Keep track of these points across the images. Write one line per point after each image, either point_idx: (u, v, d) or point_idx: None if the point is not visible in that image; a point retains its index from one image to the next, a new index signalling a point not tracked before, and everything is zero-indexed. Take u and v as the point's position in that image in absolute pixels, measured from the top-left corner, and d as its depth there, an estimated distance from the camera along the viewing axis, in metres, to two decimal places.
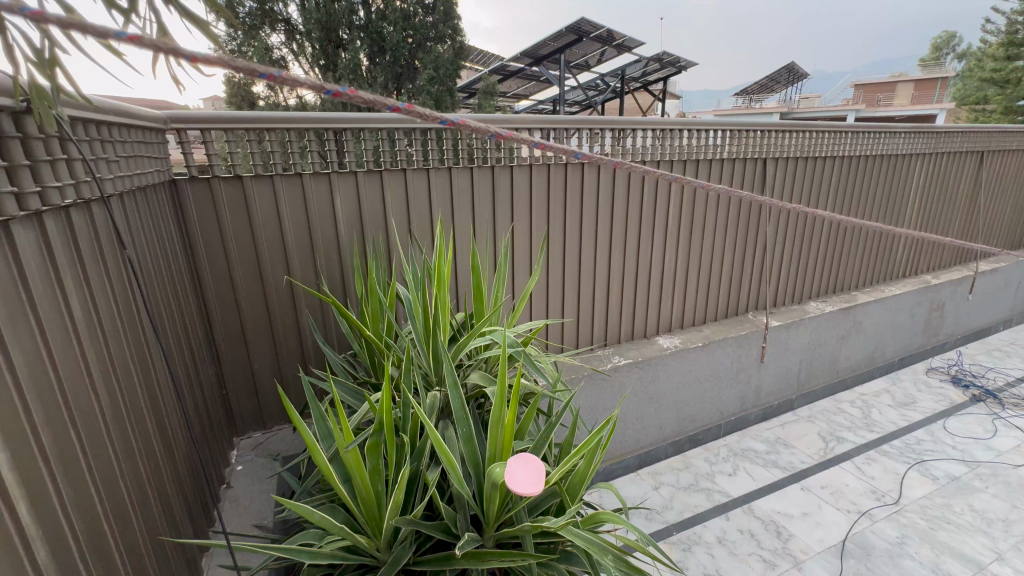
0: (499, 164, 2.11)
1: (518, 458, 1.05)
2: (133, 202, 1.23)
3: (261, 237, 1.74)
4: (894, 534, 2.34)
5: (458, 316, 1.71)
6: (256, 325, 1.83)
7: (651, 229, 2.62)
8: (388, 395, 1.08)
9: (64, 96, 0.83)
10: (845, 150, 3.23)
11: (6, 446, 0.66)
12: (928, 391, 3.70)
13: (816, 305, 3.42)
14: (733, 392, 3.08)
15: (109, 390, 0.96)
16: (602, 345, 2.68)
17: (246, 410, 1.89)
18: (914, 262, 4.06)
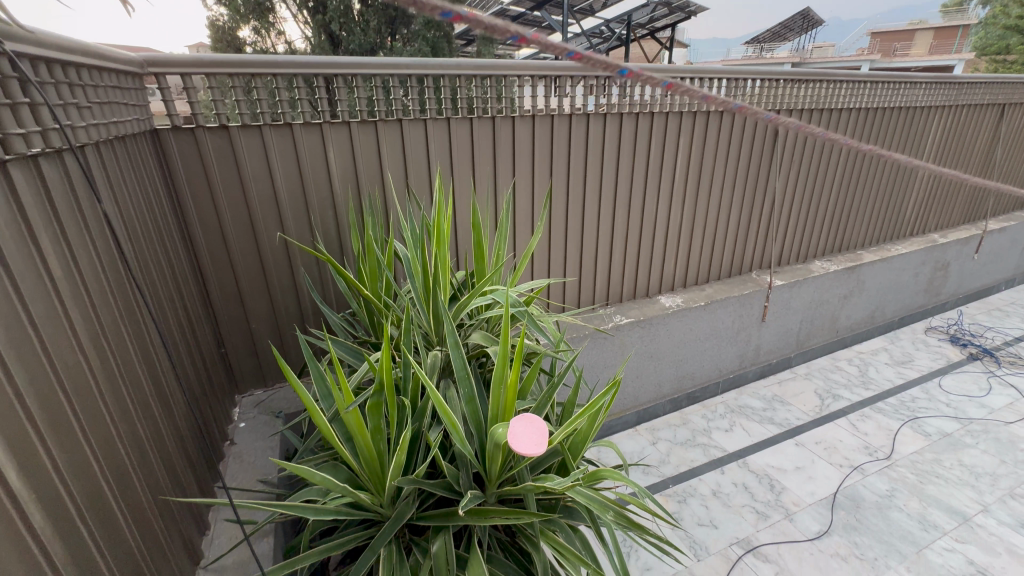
0: (500, 115, 2.00)
1: (521, 419, 1.03)
2: (111, 153, 1.15)
3: (252, 192, 1.67)
4: (884, 487, 2.41)
5: (458, 275, 1.67)
6: (252, 283, 1.78)
7: (658, 185, 2.54)
8: (388, 356, 1.05)
9: (18, 30, 0.75)
10: (861, 102, 3.09)
11: None
12: (926, 350, 3.72)
13: (820, 264, 3.37)
14: (732, 350, 3.09)
15: (98, 350, 0.93)
16: (604, 304, 2.65)
17: (246, 368, 1.89)
18: (923, 220, 3.98)
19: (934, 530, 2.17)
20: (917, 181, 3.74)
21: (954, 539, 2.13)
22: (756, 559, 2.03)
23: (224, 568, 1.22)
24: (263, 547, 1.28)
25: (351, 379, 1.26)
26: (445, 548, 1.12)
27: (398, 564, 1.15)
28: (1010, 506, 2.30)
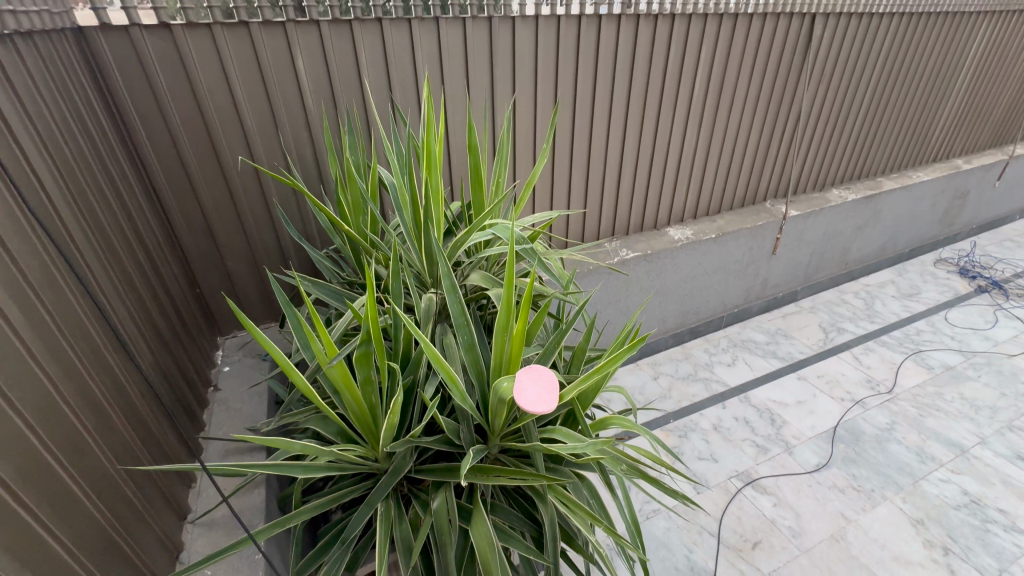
0: (499, 16, 1.70)
1: (525, 373, 0.90)
2: (12, 54, 0.92)
3: (210, 110, 1.43)
4: (884, 421, 2.40)
5: (454, 206, 1.48)
6: (222, 217, 1.59)
7: (674, 103, 2.27)
8: (374, 305, 0.90)
9: None
10: (907, 5, 2.72)
11: None
12: (934, 282, 3.63)
13: (838, 193, 3.17)
14: (739, 284, 2.98)
15: (20, 302, 0.77)
16: (609, 236, 2.49)
17: (226, 309, 1.74)
18: (949, 145, 3.73)
19: (931, 461, 2.19)
20: (950, 101, 3.44)
21: (950, 470, 2.15)
22: (754, 492, 2.05)
23: (213, 523, 1.15)
24: (253, 499, 1.21)
25: (334, 328, 1.11)
26: (446, 505, 1.05)
27: (397, 521, 1.09)
28: (1007, 438, 2.31)
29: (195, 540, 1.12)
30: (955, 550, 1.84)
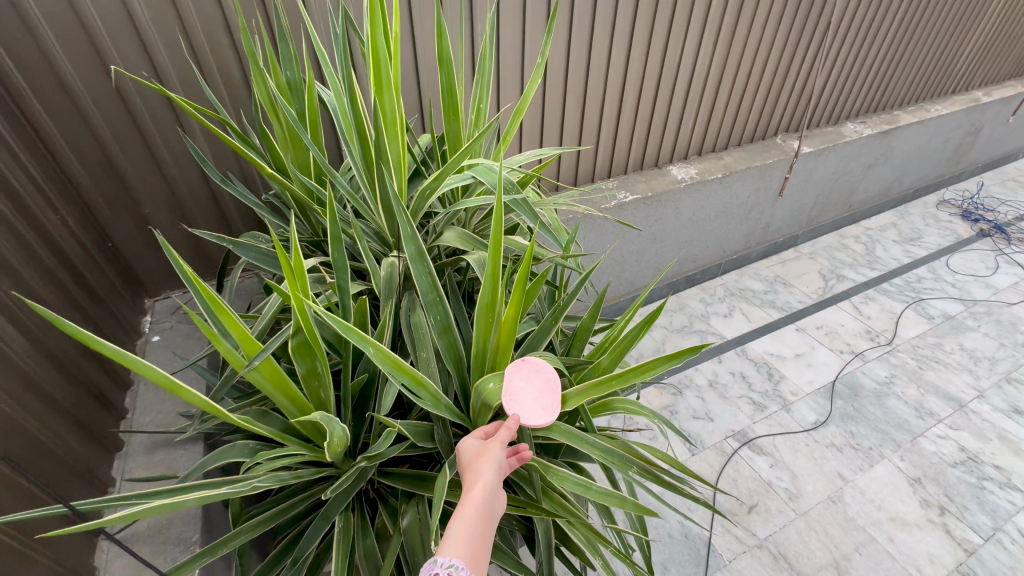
0: None
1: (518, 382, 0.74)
2: None
3: (85, 5, 1.06)
4: (883, 374, 2.31)
5: (422, 140, 1.17)
6: (127, 152, 1.26)
7: (689, 15, 1.91)
8: (295, 283, 0.64)
9: None
10: None
11: None
12: (935, 226, 3.47)
13: (853, 127, 2.89)
14: (740, 229, 2.76)
15: None
16: (606, 176, 2.19)
17: (151, 267, 1.44)
18: (971, 74, 3.42)
19: (929, 417, 2.12)
20: (983, 23, 3.09)
21: (948, 426, 2.09)
22: (751, 452, 1.96)
23: (136, 537, 0.95)
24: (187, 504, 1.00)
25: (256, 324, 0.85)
26: (419, 522, 0.87)
27: (359, 537, 0.90)
28: (1005, 391, 2.25)
29: (111, 561, 0.91)
30: (951, 509, 1.80)
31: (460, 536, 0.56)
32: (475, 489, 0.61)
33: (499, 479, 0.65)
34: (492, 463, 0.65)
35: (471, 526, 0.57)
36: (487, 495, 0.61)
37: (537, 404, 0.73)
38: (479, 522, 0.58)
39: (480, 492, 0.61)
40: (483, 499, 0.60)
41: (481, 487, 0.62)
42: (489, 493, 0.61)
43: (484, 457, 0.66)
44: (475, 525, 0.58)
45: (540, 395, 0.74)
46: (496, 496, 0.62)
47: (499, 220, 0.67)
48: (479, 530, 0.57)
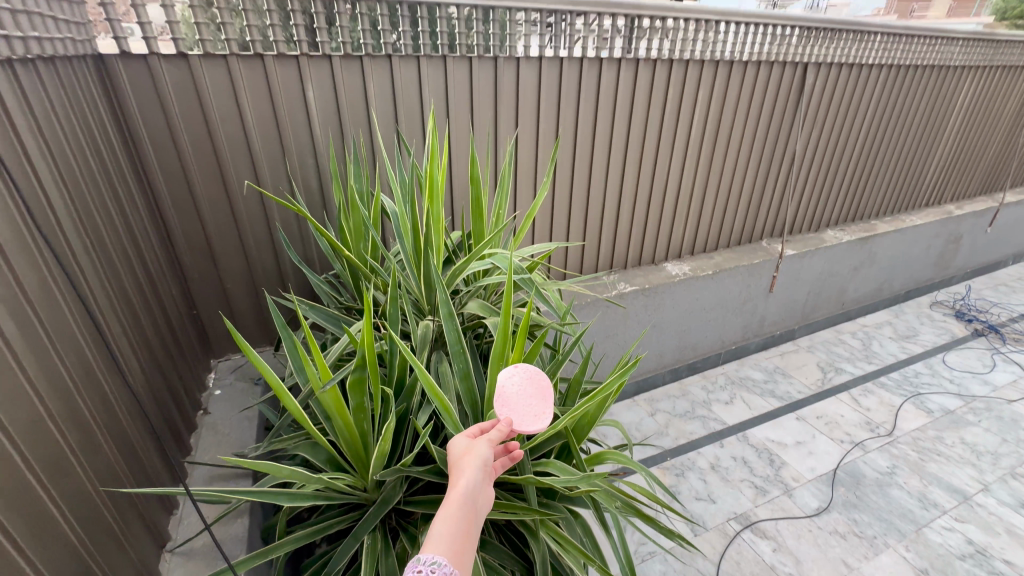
0: (505, 55, 1.78)
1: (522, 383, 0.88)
2: (31, 77, 0.94)
3: (221, 137, 1.47)
4: (885, 465, 2.36)
5: (454, 236, 1.50)
6: (224, 240, 1.61)
7: (672, 142, 2.35)
8: (370, 332, 0.90)
9: None
10: (894, 59, 2.88)
11: None
12: (930, 325, 3.63)
13: (833, 234, 3.23)
14: (736, 321, 2.98)
15: (18, 317, 0.77)
16: (607, 270, 2.50)
17: (222, 333, 1.73)
18: (941, 190, 3.82)
19: (933, 508, 2.14)
20: (940, 149, 3.56)
21: (953, 518, 2.10)
22: (754, 535, 1.99)
23: (192, 553, 1.11)
24: (235, 529, 1.17)
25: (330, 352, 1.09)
26: None
27: (383, 555, 1.04)
28: (1011, 486, 2.26)
29: (171, 572, 1.07)
30: None
31: (444, 532, 0.59)
32: (459, 488, 0.64)
33: (483, 477, 0.68)
34: (474, 463, 0.68)
35: (455, 521, 0.60)
36: (470, 493, 0.64)
37: (532, 400, 0.86)
38: (462, 518, 0.61)
39: (460, 491, 0.64)
40: (465, 495, 0.64)
41: (464, 484, 0.65)
42: (471, 489, 0.65)
43: (468, 458, 0.69)
44: (458, 521, 0.61)
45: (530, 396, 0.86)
46: (479, 492, 0.66)
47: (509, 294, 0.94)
48: (462, 526, 0.61)
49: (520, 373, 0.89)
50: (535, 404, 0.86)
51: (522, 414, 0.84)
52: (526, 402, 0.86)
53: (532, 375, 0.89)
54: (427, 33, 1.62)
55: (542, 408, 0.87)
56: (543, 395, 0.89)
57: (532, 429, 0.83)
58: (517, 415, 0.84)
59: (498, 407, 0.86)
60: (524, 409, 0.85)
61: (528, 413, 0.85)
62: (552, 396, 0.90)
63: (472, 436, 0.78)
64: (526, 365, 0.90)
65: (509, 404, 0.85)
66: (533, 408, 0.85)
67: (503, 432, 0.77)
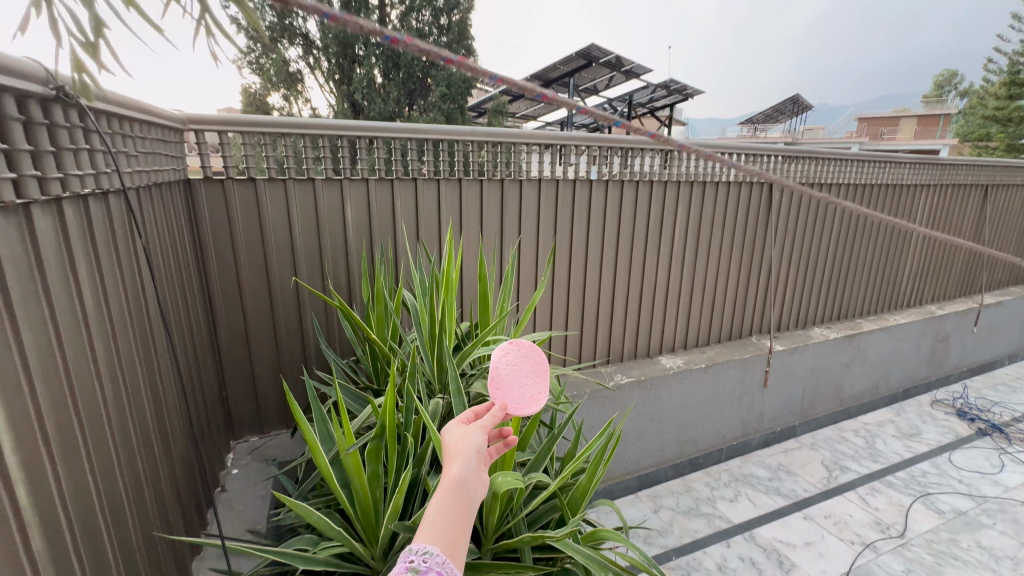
0: (509, 178, 2.15)
1: (513, 362, 0.86)
2: (149, 197, 1.22)
3: (272, 240, 1.76)
4: (900, 568, 2.28)
5: (463, 326, 1.70)
6: (260, 328, 1.82)
7: (657, 247, 2.67)
8: (391, 400, 1.08)
9: (84, 87, 0.85)
10: (848, 179, 3.34)
11: (17, 447, 0.64)
12: (933, 423, 3.64)
13: (819, 331, 3.42)
14: (734, 415, 3.04)
15: (114, 381, 0.94)
16: (605, 362, 2.65)
17: (244, 414, 1.87)
18: (919, 292, 4.08)
19: None
20: (909, 254, 3.88)
21: None
22: None
23: None
24: None
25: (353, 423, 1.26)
26: None
27: None
28: None
29: None
30: None
31: (436, 524, 0.59)
32: (451, 477, 0.64)
33: (476, 465, 0.67)
34: (467, 452, 0.67)
35: (447, 511, 0.60)
36: (463, 481, 0.64)
37: (527, 377, 0.85)
38: (455, 506, 0.61)
39: (453, 482, 0.63)
40: (459, 486, 0.63)
41: (455, 473, 0.64)
42: (465, 479, 0.64)
43: (461, 447, 0.68)
44: (451, 509, 0.61)
45: (523, 373, 0.85)
46: (473, 480, 0.65)
47: None
48: (455, 517, 0.60)
49: (512, 351, 0.86)
50: (531, 384, 0.86)
51: (519, 397, 0.84)
52: (522, 382, 0.85)
53: (527, 352, 0.87)
54: (445, 161, 1.99)
55: (539, 387, 0.87)
56: (539, 373, 0.88)
57: (528, 410, 0.84)
58: (514, 399, 0.83)
59: (494, 391, 0.84)
60: (519, 391, 0.84)
61: (525, 395, 0.84)
62: (546, 365, 0.88)
63: (464, 423, 0.77)
64: (521, 341, 0.87)
65: (505, 386, 0.83)
66: (528, 388, 0.85)
67: (496, 419, 0.76)
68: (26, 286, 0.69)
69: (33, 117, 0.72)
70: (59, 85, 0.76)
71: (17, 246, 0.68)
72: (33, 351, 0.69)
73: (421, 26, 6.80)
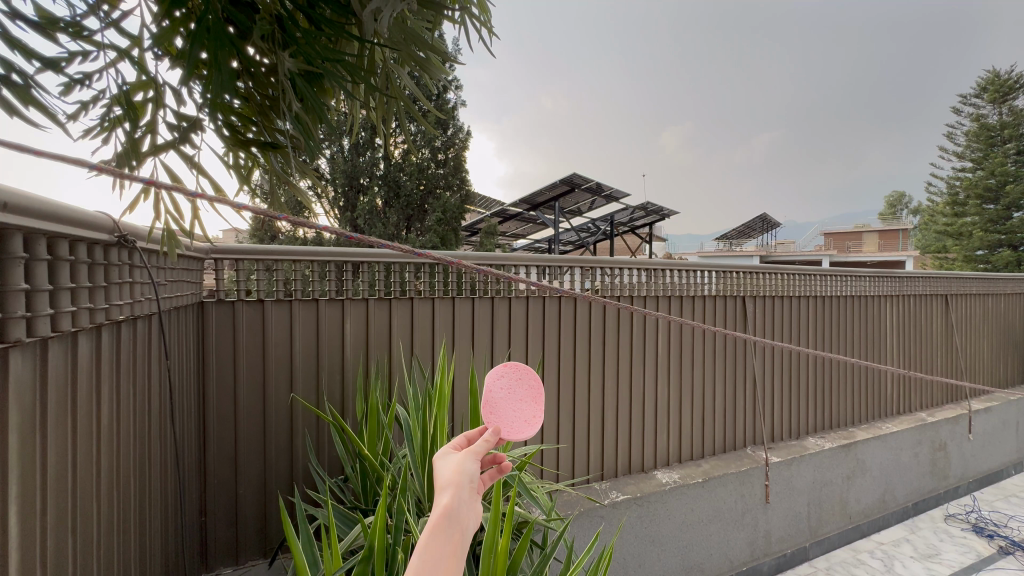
0: (499, 295, 2.33)
1: (503, 388, 0.87)
2: (168, 318, 1.33)
3: (272, 357, 1.84)
4: None
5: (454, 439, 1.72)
6: (250, 445, 1.80)
7: (642, 358, 2.78)
8: (382, 519, 1.08)
9: (141, 234, 1.01)
10: (815, 290, 3.59)
11: (19, 565, 0.65)
12: (951, 541, 3.42)
13: (814, 441, 3.39)
14: (740, 536, 2.86)
15: (110, 500, 0.95)
16: (599, 477, 2.58)
17: (220, 543, 1.76)
18: (903, 399, 4.15)
19: None
20: (887, 361, 4.02)
21: None
22: None
23: None
24: None
25: (341, 545, 1.25)
26: None
27: None
28: None
29: None
30: None
31: (428, 558, 0.54)
32: (443, 507, 0.59)
33: (469, 497, 0.63)
34: (461, 483, 0.62)
35: (439, 544, 0.56)
36: (456, 513, 0.59)
37: (523, 403, 0.86)
38: (448, 540, 0.57)
39: (445, 512, 0.58)
40: (453, 515, 0.59)
41: (448, 502, 0.60)
42: (458, 509, 0.59)
43: (454, 477, 0.63)
44: (444, 542, 0.56)
45: (519, 399, 0.86)
46: (467, 512, 0.61)
47: (498, 494, 1.07)
48: (448, 550, 0.56)
49: (506, 374, 0.87)
50: (526, 408, 0.86)
51: (512, 421, 0.84)
52: (516, 406, 0.86)
53: (522, 375, 0.87)
54: (441, 282, 2.19)
55: (534, 411, 0.87)
56: (533, 397, 0.88)
57: (523, 435, 0.84)
58: (508, 423, 0.84)
59: (487, 416, 0.83)
60: (514, 414, 0.85)
61: (518, 418, 0.85)
62: (541, 390, 0.89)
63: (456, 450, 0.72)
64: (513, 365, 0.89)
65: (499, 409, 0.85)
66: (522, 413, 0.85)
67: (489, 444, 0.72)
68: (59, 401, 0.76)
69: (95, 259, 0.86)
70: (123, 231, 0.92)
71: (61, 369, 0.76)
72: (52, 465, 0.74)
73: (420, 161, 7.60)
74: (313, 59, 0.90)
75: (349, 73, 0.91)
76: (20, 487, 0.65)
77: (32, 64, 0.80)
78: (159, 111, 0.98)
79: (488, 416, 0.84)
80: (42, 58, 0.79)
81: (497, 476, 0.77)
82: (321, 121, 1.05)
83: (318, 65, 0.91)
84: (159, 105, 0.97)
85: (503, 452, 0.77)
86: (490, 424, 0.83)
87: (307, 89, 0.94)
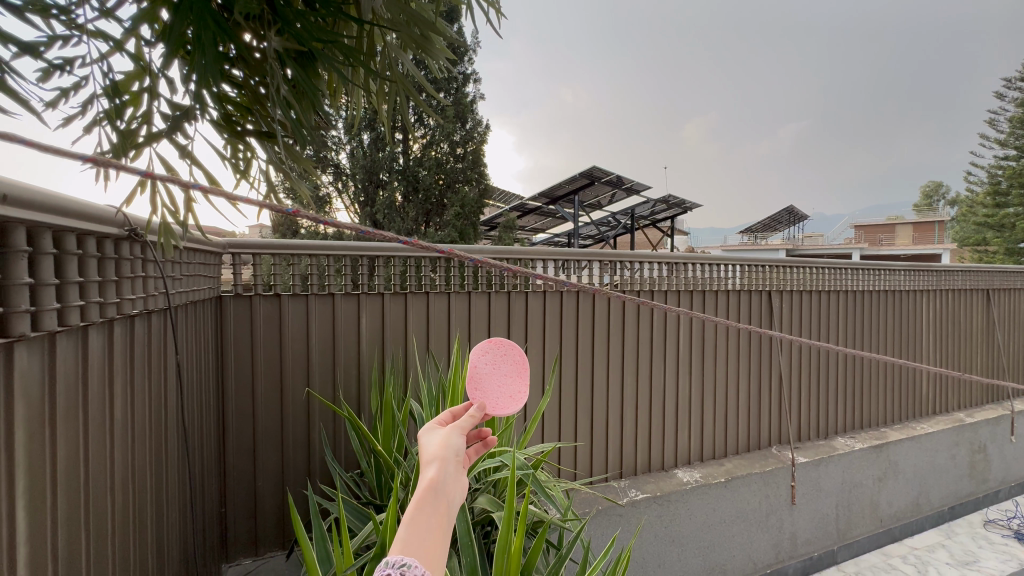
0: (515, 290, 2.30)
1: (487, 360, 0.84)
2: (184, 314, 1.34)
3: (288, 350, 1.84)
4: None
5: None
6: (267, 436, 1.82)
7: (663, 355, 2.72)
8: (393, 516, 1.04)
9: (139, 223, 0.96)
10: (845, 284, 3.45)
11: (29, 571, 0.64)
12: (991, 547, 3.25)
13: (843, 442, 3.26)
14: (764, 538, 2.78)
15: (124, 490, 0.95)
16: (618, 476, 2.53)
17: (240, 533, 1.78)
18: (938, 398, 3.97)
19: None
20: (922, 357, 3.84)
21: None
22: None
23: None
24: None
25: (352, 543, 1.25)
26: None
27: None
28: None
29: None
30: None
31: (412, 532, 0.51)
32: (428, 482, 0.56)
33: (455, 471, 0.60)
34: (446, 456, 0.60)
35: (424, 520, 0.53)
36: (442, 486, 0.57)
37: (509, 375, 0.84)
38: (433, 514, 0.54)
39: (430, 484, 0.56)
40: (439, 489, 0.56)
41: (433, 476, 0.57)
42: (444, 482, 0.57)
43: (440, 451, 0.60)
44: (428, 520, 0.53)
45: (505, 373, 0.84)
46: (453, 485, 0.58)
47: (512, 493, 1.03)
48: (433, 526, 0.53)
49: (491, 346, 0.85)
50: (511, 382, 0.84)
51: (496, 395, 0.82)
52: (501, 380, 0.83)
53: (506, 350, 0.85)
54: (456, 276, 2.16)
55: (519, 386, 0.84)
56: (518, 372, 0.86)
57: (507, 409, 0.81)
58: (493, 397, 0.81)
59: (471, 390, 0.81)
60: (497, 390, 0.82)
61: (503, 393, 0.82)
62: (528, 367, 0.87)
63: (441, 424, 0.69)
64: (495, 340, 0.86)
65: (482, 384, 0.82)
66: (507, 387, 0.83)
67: (476, 419, 0.68)
68: (70, 394, 0.76)
69: (105, 253, 0.86)
70: (131, 225, 0.91)
71: (71, 365, 0.76)
72: (64, 462, 0.74)
73: (439, 156, 7.59)
74: (308, 41, 0.87)
75: (345, 55, 0.88)
76: (27, 488, 0.65)
77: (9, 46, 0.78)
78: (154, 101, 0.95)
79: (472, 391, 0.80)
80: (20, 42, 0.77)
81: (483, 450, 0.75)
82: (313, 110, 1.02)
83: (312, 48, 0.88)
84: (154, 95, 0.95)
85: (488, 428, 0.76)
86: (474, 399, 0.80)
87: (299, 74, 0.91)
